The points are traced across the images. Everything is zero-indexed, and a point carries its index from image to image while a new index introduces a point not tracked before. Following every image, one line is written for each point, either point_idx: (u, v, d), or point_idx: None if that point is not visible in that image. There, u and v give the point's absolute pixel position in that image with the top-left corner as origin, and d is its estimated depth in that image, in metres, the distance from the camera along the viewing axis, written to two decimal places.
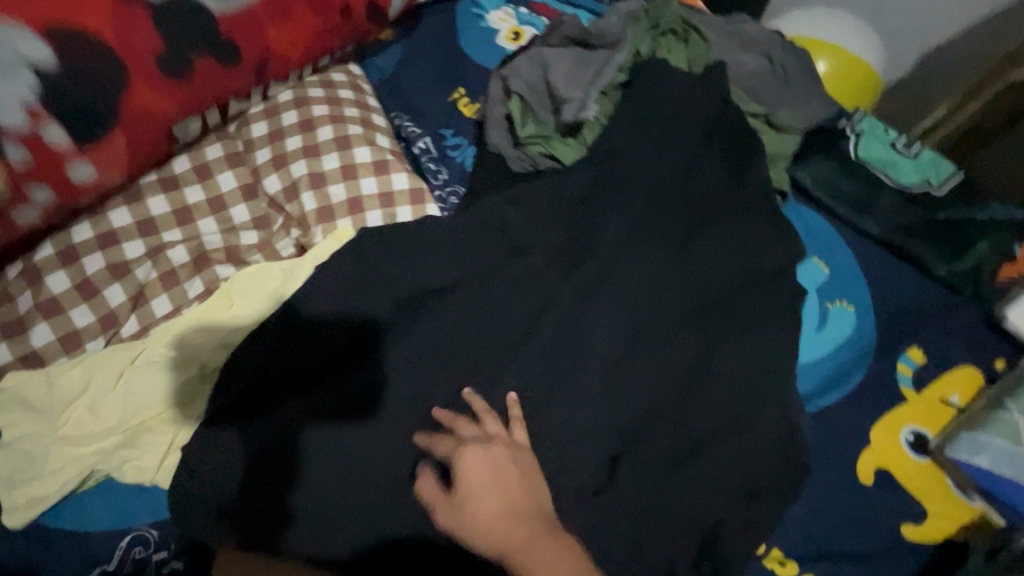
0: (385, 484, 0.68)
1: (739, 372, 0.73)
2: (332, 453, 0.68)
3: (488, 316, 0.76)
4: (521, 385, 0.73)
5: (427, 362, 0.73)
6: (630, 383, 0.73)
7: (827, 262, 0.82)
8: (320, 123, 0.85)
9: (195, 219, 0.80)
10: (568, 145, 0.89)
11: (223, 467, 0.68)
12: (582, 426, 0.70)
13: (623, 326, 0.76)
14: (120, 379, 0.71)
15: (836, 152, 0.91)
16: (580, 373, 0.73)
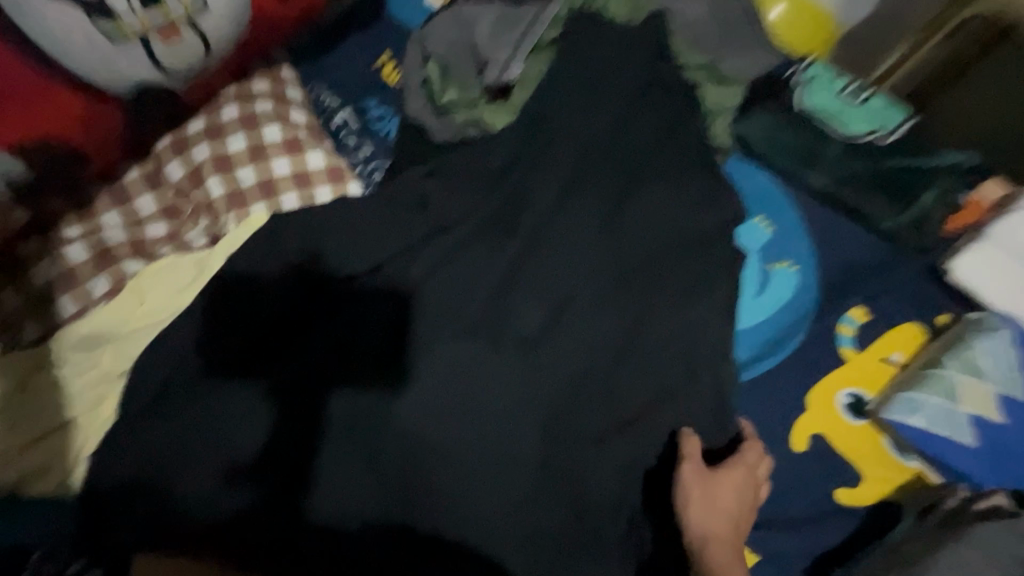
0: (398, 442, 0.67)
1: (674, 342, 0.71)
2: (347, 413, 0.68)
3: (414, 297, 0.72)
4: (450, 367, 0.69)
5: (370, 336, 0.70)
6: (561, 361, 0.70)
7: (771, 221, 0.79)
8: (225, 101, 0.80)
9: (96, 214, 0.75)
10: (496, 109, 0.82)
11: (237, 429, 0.67)
12: (511, 404, 0.68)
13: (556, 300, 0.73)
14: (22, 386, 0.68)
15: (780, 104, 0.87)
16: (509, 351, 0.70)
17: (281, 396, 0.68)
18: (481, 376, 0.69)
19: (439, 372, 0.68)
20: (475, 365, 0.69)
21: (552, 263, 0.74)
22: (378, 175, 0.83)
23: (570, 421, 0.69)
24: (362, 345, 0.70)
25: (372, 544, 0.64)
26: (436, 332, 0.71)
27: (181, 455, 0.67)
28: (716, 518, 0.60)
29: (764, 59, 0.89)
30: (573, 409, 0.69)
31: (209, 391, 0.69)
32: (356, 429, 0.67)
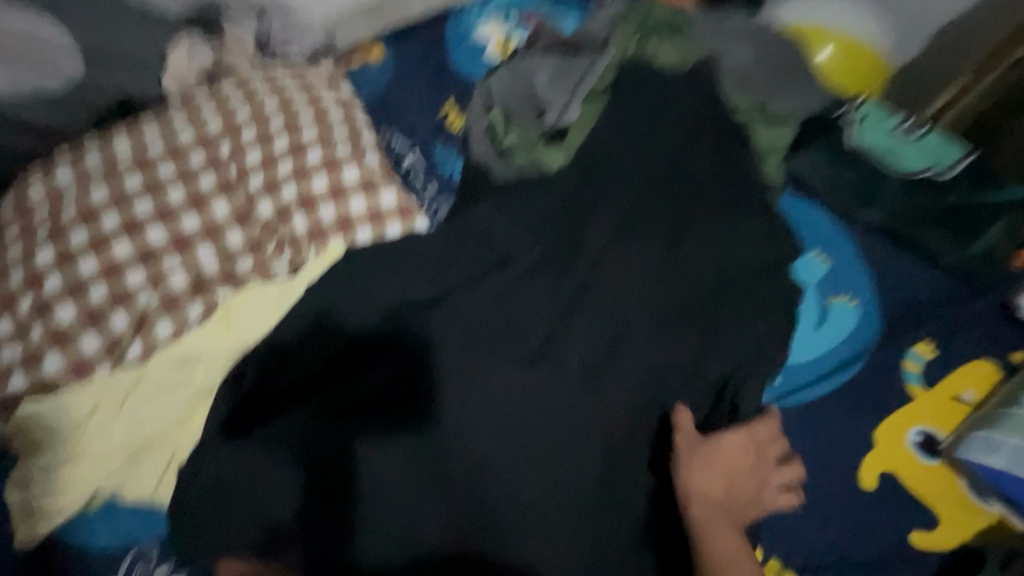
0: (432, 482, 0.71)
1: (731, 375, 0.72)
2: (374, 450, 0.73)
3: (480, 325, 0.78)
4: (509, 390, 0.74)
5: (398, 377, 0.77)
6: (612, 393, 0.73)
7: (829, 257, 0.79)
8: (310, 146, 0.88)
9: (193, 246, 0.82)
10: (554, 149, 0.87)
11: (276, 477, 0.74)
12: (568, 430, 0.72)
13: (616, 333, 0.76)
14: (126, 402, 0.76)
15: (833, 142, 0.88)
16: (564, 380, 0.74)
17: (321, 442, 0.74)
18: (529, 407, 0.74)
19: (485, 412, 0.73)
20: (509, 410, 0.73)
21: (607, 293, 0.77)
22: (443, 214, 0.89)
23: (622, 449, 0.73)
24: (389, 395, 0.76)
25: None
26: (493, 363, 0.76)
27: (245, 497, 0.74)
28: (706, 482, 0.61)
29: (813, 101, 0.92)
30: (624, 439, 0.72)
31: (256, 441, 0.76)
32: (389, 476, 0.71)
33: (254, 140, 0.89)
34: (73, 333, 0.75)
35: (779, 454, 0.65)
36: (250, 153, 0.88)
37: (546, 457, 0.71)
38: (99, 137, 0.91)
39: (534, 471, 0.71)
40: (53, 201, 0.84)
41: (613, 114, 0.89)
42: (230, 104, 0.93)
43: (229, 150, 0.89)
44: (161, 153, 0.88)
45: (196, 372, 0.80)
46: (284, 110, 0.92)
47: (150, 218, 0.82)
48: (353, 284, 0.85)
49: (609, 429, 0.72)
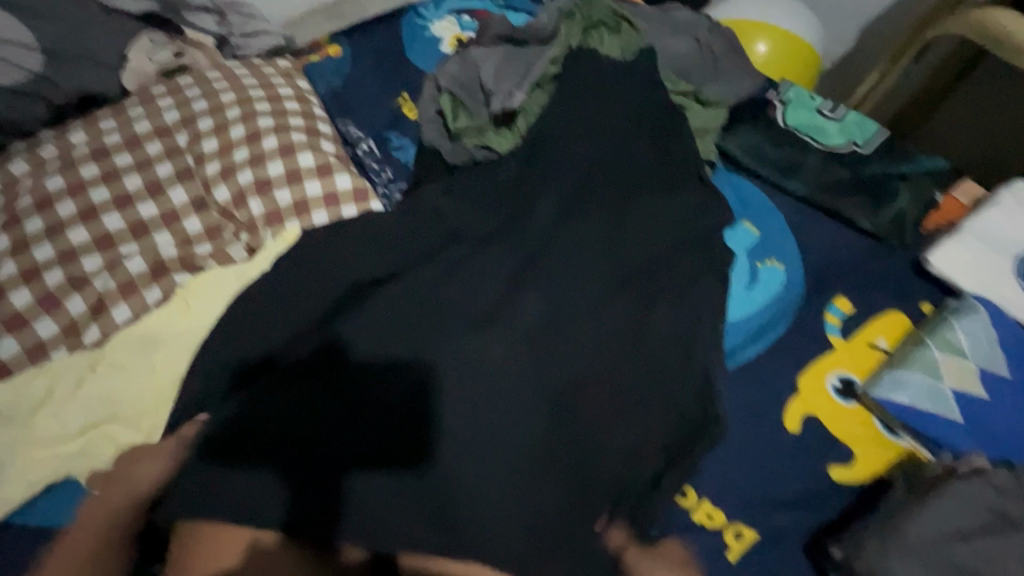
0: (417, 471, 0.66)
1: (672, 334, 0.75)
2: (356, 441, 0.67)
3: (432, 296, 0.77)
4: (464, 361, 0.71)
5: (382, 362, 0.72)
6: (563, 358, 0.73)
7: (758, 225, 0.85)
8: (266, 134, 0.91)
9: (151, 232, 0.84)
10: (502, 135, 0.93)
11: (245, 470, 0.66)
12: (519, 394, 0.71)
13: (564, 301, 0.77)
14: (82, 384, 0.76)
15: (763, 122, 0.95)
16: (516, 347, 0.73)
17: (308, 482, 0.65)
18: (500, 392, 0.70)
19: (479, 423, 0.68)
20: (508, 427, 0.68)
21: (554, 263, 0.80)
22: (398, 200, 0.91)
23: (580, 419, 0.70)
24: (387, 425, 0.68)
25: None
26: (461, 353, 0.72)
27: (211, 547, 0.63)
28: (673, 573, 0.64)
29: (745, 85, 0.99)
30: (573, 399, 0.71)
31: (233, 475, 0.66)
32: (377, 521, 0.63)
33: (210, 129, 0.92)
34: (30, 317, 0.77)
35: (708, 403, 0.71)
36: (207, 141, 0.91)
37: (534, 436, 0.69)
38: (54, 130, 0.93)
39: (521, 452, 0.67)
40: (7, 190, 0.85)
41: (558, 99, 0.94)
42: (187, 97, 0.95)
43: (186, 139, 0.91)
44: (117, 143, 0.90)
45: (149, 354, 0.79)
46: (240, 101, 0.95)
47: (107, 205, 0.84)
48: (328, 270, 0.83)
49: (564, 400, 0.71)
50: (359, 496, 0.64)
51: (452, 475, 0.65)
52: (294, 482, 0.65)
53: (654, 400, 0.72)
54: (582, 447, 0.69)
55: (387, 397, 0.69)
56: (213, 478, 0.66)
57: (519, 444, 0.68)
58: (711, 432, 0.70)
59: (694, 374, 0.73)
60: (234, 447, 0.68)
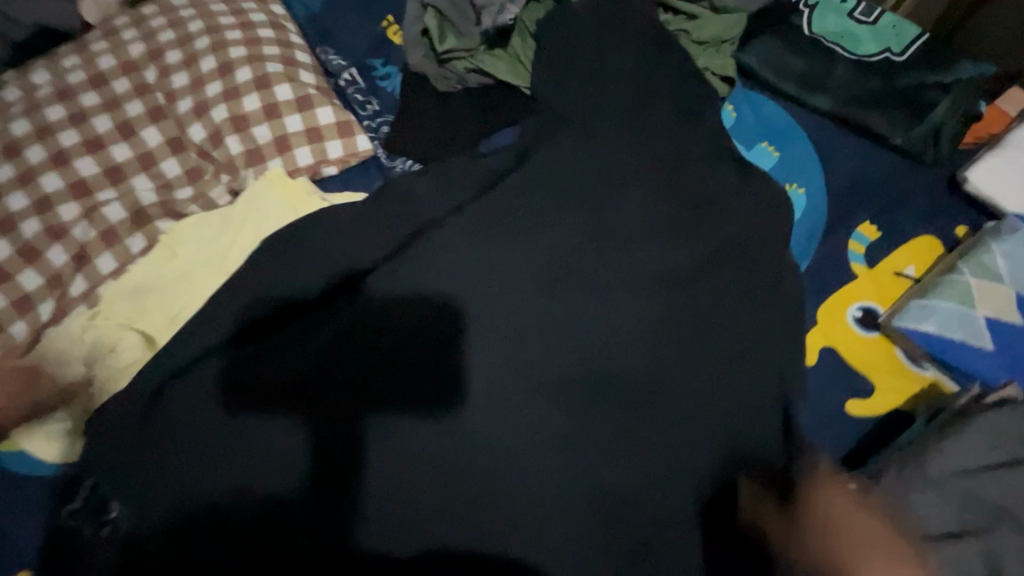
0: (452, 448, 0.61)
1: (689, 265, 0.68)
2: (388, 421, 0.61)
3: (459, 252, 0.67)
4: (495, 326, 0.65)
5: (405, 332, 0.65)
6: (572, 294, 0.67)
7: (779, 147, 0.78)
8: (238, 65, 0.83)
9: (127, 177, 0.80)
10: (496, 58, 0.85)
11: (265, 450, 0.60)
12: (526, 328, 0.65)
13: (570, 232, 0.69)
14: (83, 335, 0.73)
15: (786, 29, 0.84)
16: (520, 277, 0.67)
17: (325, 437, 0.61)
18: (540, 370, 0.64)
19: (502, 379, 0.63)
20: (534, 379, 0.64)
21: (552, 186, 0.72)
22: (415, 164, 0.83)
23: (596, 360, 0.65)
24: (408, 379, 0.63)
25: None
26: (481, 294, 0.66)
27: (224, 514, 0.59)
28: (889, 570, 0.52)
29: None
30: (588, 345, 0.65)
31: (245, 432, 0.61)
32: (400, 481, 0.60)
33: (179, 63, 0.85)
34: (13, 269, 0.74)
35: (729, 338, 0.65)
36: (177, 76, 0.84)
37: (572, 406, 0.63)
38: (16, 69, 0.86)
39: (561, 425, 0.62)
40: None
41: (558, 12, 0.84)
42: (152, 27, 0.87)
43: (154, 74, 0.85)
44: (82, 81, 0.83)
45: (151, 302, 0.75)
46: (209, 29, 0.87)
47: (78, 149, 0.79)
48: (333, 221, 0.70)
49: (575, 341, 0.65)
50: (381, 450, 0.60)
51: (476, 432, 0.61)
52: (317, 459, 0.60)
53: (673, 337, 0.65)
54: (596, 391, 0.64)
55: (407, 350, 0.64)
56: (226, 437, 0.61)
57: (534, 385, 0.63)
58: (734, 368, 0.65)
59: (716, 308, 0.67)
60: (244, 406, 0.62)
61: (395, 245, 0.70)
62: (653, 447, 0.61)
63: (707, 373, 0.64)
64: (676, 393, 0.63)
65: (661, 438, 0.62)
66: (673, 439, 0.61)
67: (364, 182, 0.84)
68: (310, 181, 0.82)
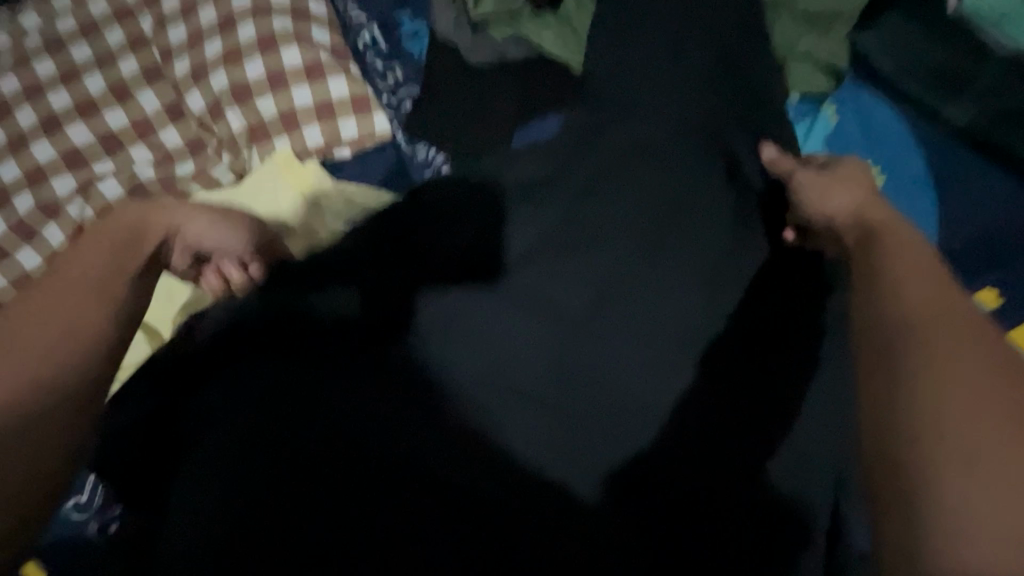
0: (504, 381, 0.58)
1: (748, 322, 0.59)
2: (444, 346, 0.59)
3: (520, 215, 0.64)
4: (555, 284, 0.61)
5: (468, 265, 0.62)
6: (616, 231, 0.62)
7: (885, 169, 0.63)
8: (241, 19, 0.71)
9: (124, 147, 0.72)
10: (543, 25, 0.70)
11: (316, 362, 0.57)
12: (582, 302, 0.60)
13: (615, 243, 0.62)
14: None
15: (923, 7, 0.65)
16: (576, 269, 0.61)
17: (379, 316, 0.60)
18: (600, 345, 0.59)
19: (547, 289, 0.61)
20: (587, 323, 0.60)
21: (603, 197, 0.63)
22: (438, 155, 0.71)
23: (648, 391, 0.57)
24: (462, 269, 0.62)
25: (473, 503, 0.52)
26: (537, 204, 0.64)
27: (275, 380, 0.56)
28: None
29: None
30: (636, 384, 0.57)
31: (292, 344, 0.58)
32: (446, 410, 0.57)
33: (176, 12, 0.73)
34: (8, 248, 0.70)
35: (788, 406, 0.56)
36: (174, 29, 0.73)
37: (631, 379, 0.57)
38: (7, 10, 0.77)
39: (618, 394, 0.57)
40: None
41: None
42: None
43: (150, 24, 0.74)
44: (72, 31, 0.74)
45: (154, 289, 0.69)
46: None
47: (70, 114, 0.71)
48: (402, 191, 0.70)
49: (614, 355, 0.58)
50: (430, 365, 0.59)
51: (528, 330, 0.60)
52: (365, 377, 0.57)
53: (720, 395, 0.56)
54: (633, 402, 0.57)
55: (468, 242, 0.63)
56: (263, 335, 0.58)
57: (579, 394, 0.57)
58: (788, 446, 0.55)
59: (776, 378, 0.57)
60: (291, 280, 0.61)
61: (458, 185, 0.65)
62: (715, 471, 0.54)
63: (757, 446, 0.54)
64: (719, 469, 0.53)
65: (703, 472, 0.54)
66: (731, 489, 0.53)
67: (382, 170, 0.73)
68: (321, 165, 0.72)
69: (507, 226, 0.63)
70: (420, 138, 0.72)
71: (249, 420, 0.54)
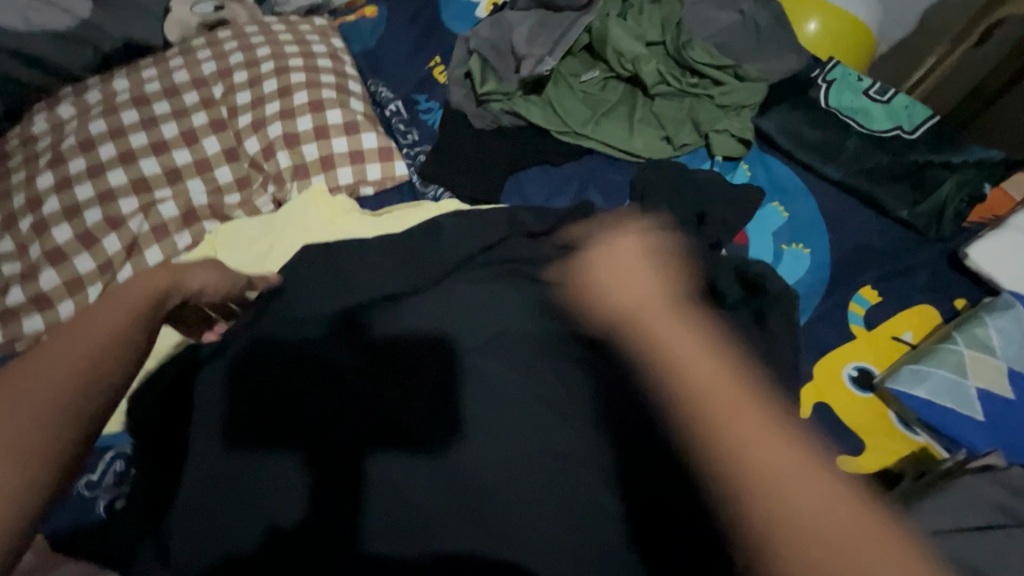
0: (457, 489, 0.60)
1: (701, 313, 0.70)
2: (398, 462, 0.62)
3: (474, 318, 0.70)
4: (502, 389, 0.65)
5: (418, 386, 0.66)
6: (559, 324, 0.70)
7: (788, 208, 0.82)
8: (296, 89, 0.92)
9: (183, 179, 0.87)
10: (531, 102, 0.93)
11: (278, 485, 0.61)
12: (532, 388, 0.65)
13: (563, 337, 0.69)
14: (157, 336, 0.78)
15: (803, 103, 0.90)
16: (518, 378, 0.66)
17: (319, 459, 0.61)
18: (547, 446, 0.62)
19: (494, 431, 0.63)
20: (532, 427, 0.63)
21: (529, 313, 0.71)
22: (447, 194, 0.89)
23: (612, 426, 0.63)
24: (408, 418, 0.64)
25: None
26: (486, 356, 0.68)
27: (234, 498, 0.60)
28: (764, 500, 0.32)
29: (791, 60, 0.92)
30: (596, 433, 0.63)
31: (252, 467, 0.62)
32: (407, 527, 0.59)
33: (244, 83, 0.94)
34: (70, 252, 0.81)
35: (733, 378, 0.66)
36: (241, 94, 0.93)
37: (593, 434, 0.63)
38: (104, 75, 0.96)
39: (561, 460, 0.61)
40: (55, 131, 0.89)
41: (591, 82, 0.95)
42: (225, 49, 0.97)
43: (222, 91, 0.94)
44: (157, 91, 0.93)
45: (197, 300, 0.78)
46: (275, 55, 0.96)
47: (144, 150, 0.87)
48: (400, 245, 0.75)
49: (559, 446, 0.62)
50: (383, 482, 0.61)
51: (478, 466, 0.61)
52: (322, 492, 0.60)
53: None
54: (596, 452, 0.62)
55: (417, 394, 0.66)
56: (223, 460, 0.62)
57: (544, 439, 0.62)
58: None
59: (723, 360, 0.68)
60: (251, 412, 0.64)
61: (417, 289, 0.73)
62: None
63: None
64: None
65: None
66: None
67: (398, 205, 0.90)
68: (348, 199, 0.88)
69: (461, 347, 0.68)
70: (432, 181, 0.90)
71: (212, 516, 0.60)
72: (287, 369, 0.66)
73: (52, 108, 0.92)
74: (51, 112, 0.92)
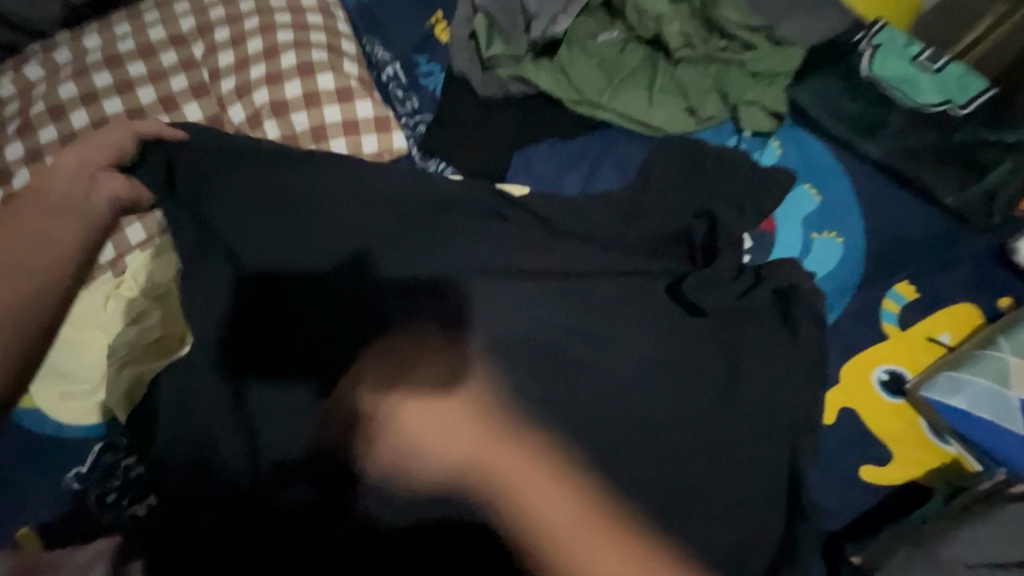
0: (465, 453, 0.56)
1: (724, 309, 0.65)
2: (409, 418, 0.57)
3: (497, 285, 0.64)
4: (509, 387, 0.60)
5: (437, 332, 0.61)
6: (571, 316, 0.63)
7: (821, 192, 0.74)
8: (284, 49, 0.84)
9: None
10: (541, 67, 0.84)
11: (292, 420, 0.59)
12: (538, 388, 0.60)
13: (575, 334, 0.63)
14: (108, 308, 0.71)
15: (844, 70, 0.81)
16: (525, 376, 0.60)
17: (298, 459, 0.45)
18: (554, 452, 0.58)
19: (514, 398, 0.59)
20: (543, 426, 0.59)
21: (543, 297, 0.64)
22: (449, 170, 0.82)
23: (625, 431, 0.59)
24: (418, 352, 0.60)
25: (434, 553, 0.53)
26: (497, 305, 0.63)
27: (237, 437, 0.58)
28: None
29: (833, 22, 0.82)
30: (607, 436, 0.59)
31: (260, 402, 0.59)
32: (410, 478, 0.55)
33: (226, 42, 0.85)
34: None
35: (754, 382, 0.62)
36: (223, 55, 0.85)
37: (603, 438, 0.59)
38: (72, 31, 0.87)
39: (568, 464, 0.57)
40: (22, 95, 0.82)
41: (607, 45, 0.86)
42: (204, 2, 0.88)
43: (202, 50, 0.86)
44: (132, 50, 0.84)
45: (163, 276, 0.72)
46: (260, 10, 0.87)
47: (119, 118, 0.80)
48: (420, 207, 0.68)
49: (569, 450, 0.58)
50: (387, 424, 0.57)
51: (487, 444, 0.57)
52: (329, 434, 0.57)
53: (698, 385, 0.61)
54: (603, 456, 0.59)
55: (428, 328, 0.61)
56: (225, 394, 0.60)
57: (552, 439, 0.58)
58: (749, 426, 0.60)
59: (744, 360, 0.63)
60: (259, 351, 0.61)
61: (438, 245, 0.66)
62: (690, 470, 0.59)
63: (723, 423, 0.60)
64: (678, 456, 0.59)
65: (678, 451, 0.59)
66: (706, 480, 0.58)
67: None
68: None
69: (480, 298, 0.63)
70: (433, 155, 0.82)
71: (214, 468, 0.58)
72: (298, 307, 0.62)
73: (16, 68, 0.84)
74: (17, 73, 0.84)
